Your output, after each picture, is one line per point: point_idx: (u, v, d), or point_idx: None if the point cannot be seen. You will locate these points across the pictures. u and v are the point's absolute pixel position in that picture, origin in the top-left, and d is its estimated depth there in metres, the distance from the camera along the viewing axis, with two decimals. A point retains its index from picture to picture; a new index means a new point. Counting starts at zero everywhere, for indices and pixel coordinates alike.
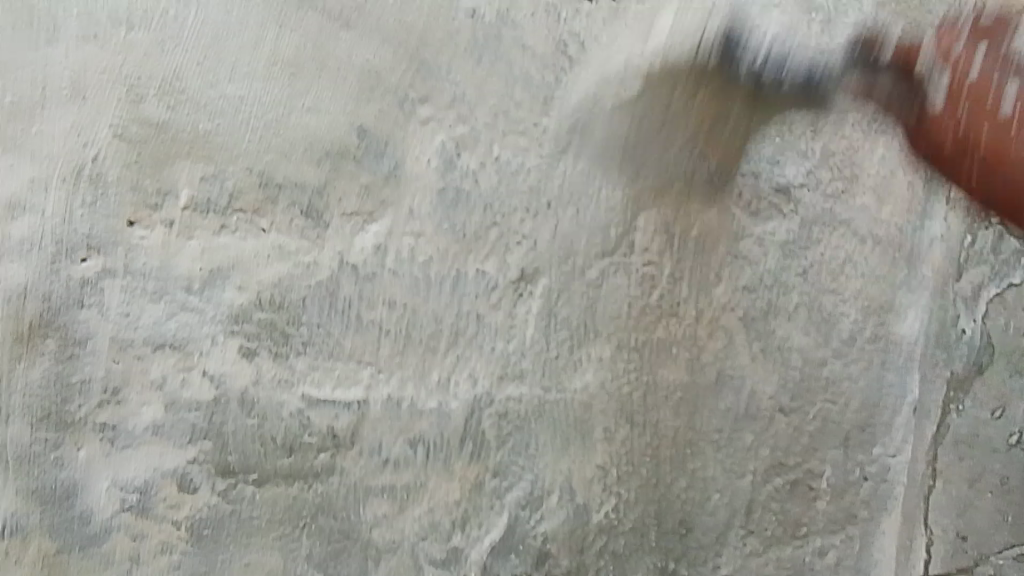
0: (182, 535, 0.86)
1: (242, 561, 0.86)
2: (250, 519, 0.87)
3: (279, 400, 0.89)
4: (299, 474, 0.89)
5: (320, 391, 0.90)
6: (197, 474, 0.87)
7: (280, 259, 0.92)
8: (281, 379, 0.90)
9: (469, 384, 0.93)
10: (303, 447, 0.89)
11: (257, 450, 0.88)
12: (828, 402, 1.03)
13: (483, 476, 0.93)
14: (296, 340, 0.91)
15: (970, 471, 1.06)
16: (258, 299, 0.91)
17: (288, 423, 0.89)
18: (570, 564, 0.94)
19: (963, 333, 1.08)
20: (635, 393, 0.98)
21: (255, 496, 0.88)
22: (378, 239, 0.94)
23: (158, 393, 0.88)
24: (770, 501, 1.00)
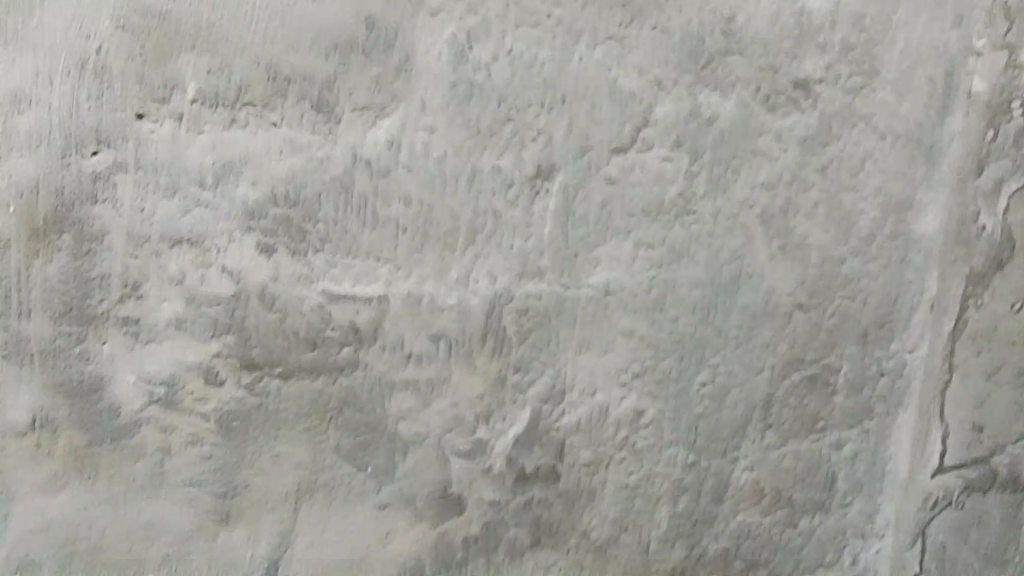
0: (210, 427, 0.91)
1: (272, 453, 0.93)
2: (278, 411, 0.92)
3: (298, 295, 0.91)
4: (323, 369, 0.92)
5: (341, 287, 0.92)
6: (222, 368, 0.91)
7: (292, 155, 0.90)
8: (301, 276, 0.91)
9: (488, 280, 0.95)
10: (326, 342, 0.92)
11: (281, 345, 0.91)
12: (846, 299, 1.06)
13: (505, 372, 0.97)
14: (314, 237, 0.91)
15: (988, 364, 1.08)
16: (273, 195, 0.90)
17: (310, 319, 0.92)
18: (591, 456, 1.02)
19: (983, 229, 1.05)
20: (653, 291, 1.00)
21: (280, 391, 0.92)
22: (391, 134, 0.91)
23: (177, 289, 0.90)
24: (788, 396, 1.06)
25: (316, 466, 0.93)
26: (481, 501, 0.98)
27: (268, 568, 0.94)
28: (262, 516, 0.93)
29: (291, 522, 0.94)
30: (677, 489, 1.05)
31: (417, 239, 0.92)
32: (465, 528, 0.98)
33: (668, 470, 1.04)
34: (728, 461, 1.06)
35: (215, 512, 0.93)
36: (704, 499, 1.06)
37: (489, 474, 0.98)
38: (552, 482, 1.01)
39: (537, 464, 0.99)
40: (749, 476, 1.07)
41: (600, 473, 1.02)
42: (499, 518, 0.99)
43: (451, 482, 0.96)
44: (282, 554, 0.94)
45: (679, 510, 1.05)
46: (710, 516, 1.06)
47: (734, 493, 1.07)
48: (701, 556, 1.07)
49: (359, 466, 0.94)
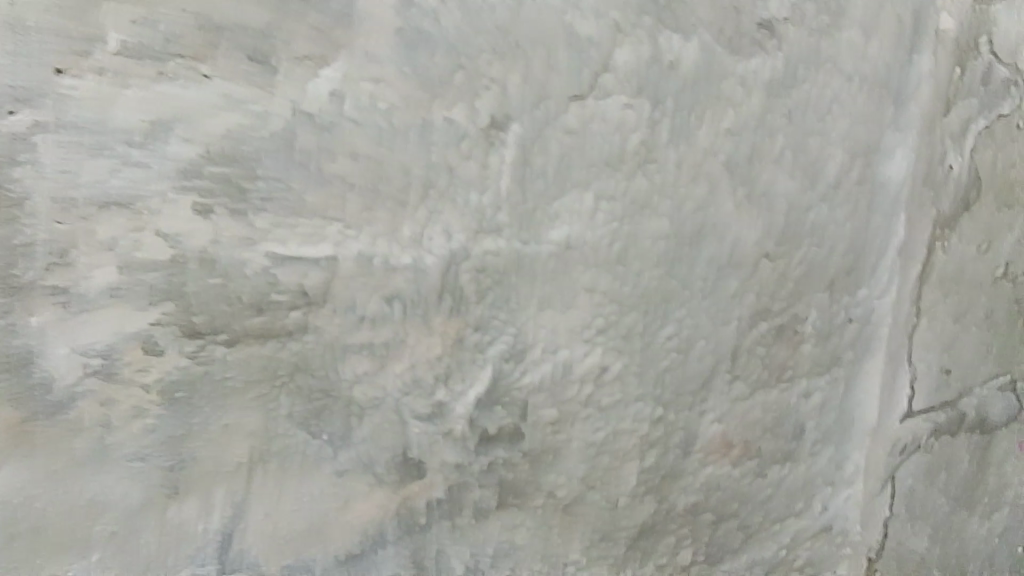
0: (154, 399, 0.81)
1: (220, 422, 0.84)
2: (226, 378, 0.83)
3: (241, 259, 0.81)
4: (271, 333, 0.84)
5: (284, 249, 0.83)
6: (162, 338, 0.80)
7: (228, 110, 0.78)
8: (242, 238, 0.81)
9: (444, 238, 0.90)
10: (273, 306, 0.84)
11: (225, 311, 0.82)
12: (814, 246, 1.08)
13: (464, 331, 0.94)
14: (254, 196, 0.81)
15: (955, 309, 1.15)
16: (208, 153, 0.78)
17: (253, 283, 0.82)
18: (555, 414, 1.01)
19: (950, 171, 1.10)
20: (616, 245, 0.98)
21: (226, 358, 0.83)
22: (334, 85, 0.82)
23: (112, 255, 0.77)
24: (756, 347, 1.09)
25: (270, 433, 0.87)
26: (444, 464, 0.97)
27: (223, 540, 0.87)
28: (215, 487, 0.86)
29: (246, 491, 0.87)
30: (645, 445, 1.06)
31: (367, 195, 0.85)
32: (427, 491, 0.96)
33: (636, 425, 1.04)
34: (695, 414, 1.08)
35: (162, 486, 0.83)
36: (673, 453, 1.07)
37: (450, 437, 0.96)
38: (516, 442, 1.00)
39: (500, 425, 0.98)
40: (716, 428, 1.09)
41: (566, 431, 1.02)
42: (461, 480, 0.98)
43: (411, 446, 0.94)
44: (235, 526, 0.87)
45: (647, 466, 1.06)
46: (679, 470, 1.08)
47: (701, 446, 1.09)
48: (670, 510, 1.09)
49: (314, 433, 0.89)
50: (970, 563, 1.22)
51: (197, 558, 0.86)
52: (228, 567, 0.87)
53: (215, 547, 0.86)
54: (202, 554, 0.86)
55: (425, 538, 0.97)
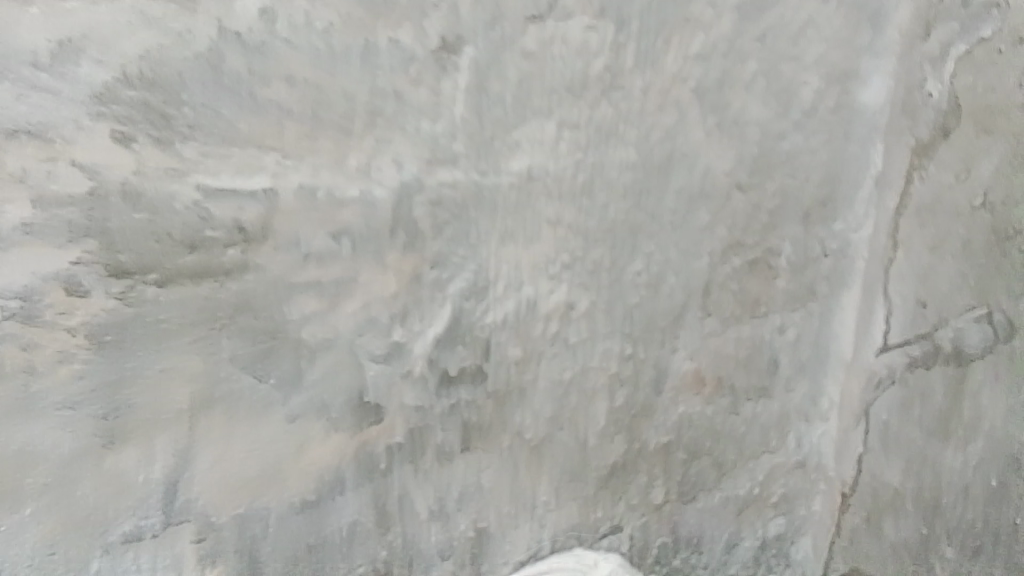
0: (81, 342, 0.79)
1: (157, 367, 0.82)
2: (158, 319, 0.81)
3: (169, 192, 0.79)
4: (208, 272, 0.82)
5: (217, 181, 0.80)
6: (85, 277, 0.78)
7: (144, 28, 0.76)
8: (169, 168, 0.79)
9: (394, 168, 0.86)
10: (207, 243, 0.81)
11: (154, 250, 0.80)
12: (788, 177, 1.03)
13: (421, 268, 0.90)
14: (179, 123, 0.78)
15: (933, 235, 1.05)
16: (125, 75, 0.76)
17: (184, 217, 0.80)
18: (519, 353, 0.97)
19: (930, 97, 1.02)
20: (580, 177, 0.94)
21: (159, 298, 0.81)
22: (264, 0, 0.78)
23: (22, 188, 0.75)
24: (728, 282, 1.05)
25: (211, 378, 0.84)
26: (403, 406, 0.93)
27: (166, 490, 0.84)
28: (155, 437, 0.83)
29: (188, 440, 0.84)
30: (615, 382, 1.02)
31: (304, 121, 0.82)
32: (387, 434, 0.93)
33: (605, 363, 1.01)
34: (666, 350, 1.04)
35: (97, 435, 0.81)
36: (643, 392, 1.04)
37: (409, 378, 0.92)
38: (479, 382, 0.96)
39: (461, 365, 0.94)
40: (689, 363, 1.06)
41: (532, 370, 0.98)
42: (423, 423, 0.94)
43: (368, 388, 0.90)
44: (180, 476, 0.85)
45: (617, 405, 1.03)
46: (650, 407, 1.05)
47: (673, 383, 1.06)
48: (642, 448, 1.06)
49: (259, 377, 0.86)
50: (945, 498, 1.09)
51: (141, 509, 0.84)
52: (174, 518, 0.85)
53: (159, 498, 0.84)
54: (147, 504, 0.84)
55: (386, 483, 0.93)
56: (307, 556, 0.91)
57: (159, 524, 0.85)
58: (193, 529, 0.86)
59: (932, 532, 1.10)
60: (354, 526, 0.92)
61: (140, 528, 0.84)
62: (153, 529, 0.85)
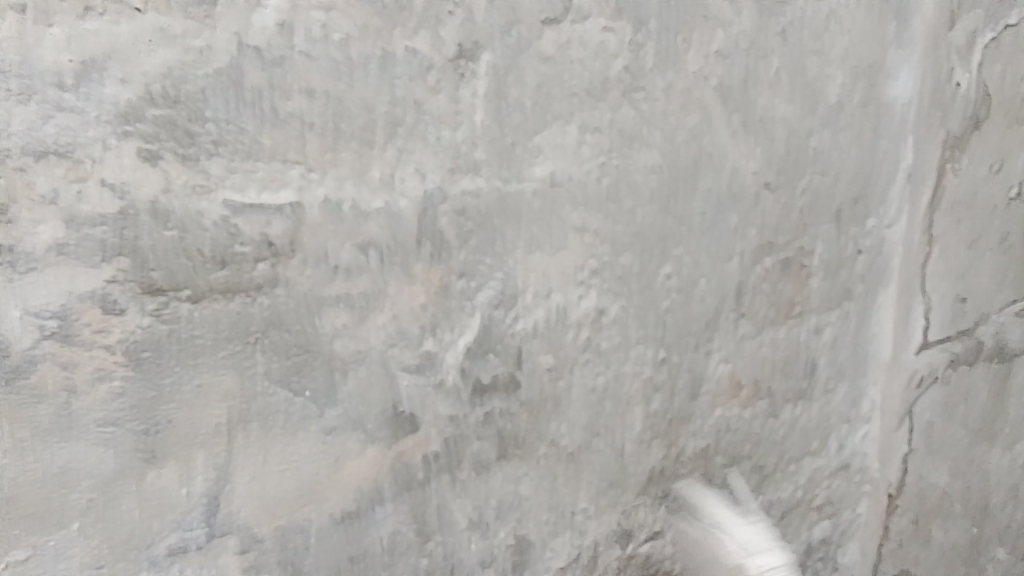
0: (119, 360, 0.78)
1: (194, 383, 0.81)
2: (193, 334, 0.80)
3: (198, 208, 0.78)
4: (238, 287, 0.81)
5: (244, 196, 0.80)
6: (120, 295, 0.77)
7: (166, 45, 0.74)
8: (196, 186, 0.78)
9: (417, 179, 0.86)
10: (236, 260, 0.81)
11: (185, 266, 0.79)
12: (817, 175, 1.03)
13: (449, 279, 0.90)
14: (204, 141, 0.77)
15: (971, 233, 1.10)
16: (149, 94, 0.75)
17: (214, 235, 0.79)
18: (551, 361, 0.97)
19: (958, 88, 1.05)
20: (604, 181, 0.94)
21: (192, 314, 0.80)
22: (281, 14, 0.78)
23: (53, 209, 0.73)
24: (761, 284, 1.04)
25: (246, 393, 0.84)
26: (438, 417, 0.93)
27: (208, 504, 0.84)
28: (195, 452, 0.82)
29: (228, 454, 0.84)
30: (650, 388, 1.02)
31: (328, 136, 0.82)
32: (422, 446, 0.93)
33: (639, 368, 1.01)
34: (700, 355, 1.03)
35: (139, 453, 0.80)
36: (679, 397, 1.03)
37: (442, 389, 0.92)
38: (512, 392, 0.96)
39: (494, 375, 0.95)
40: (724, 366, 1.05)
41: (565, 378, 0.98)
42: (457, 434, 0.94)
43: (402, 400, 0.91)
44: (223, 488, 0.84)
45: (653, 410, 1.03)
46: (686, 412, 1.04)
47: (710, 387, 1.05)
48: (679, 454, 1.05)
49: (295, 391, 0.86)
50: (994, 499, 1.19)
51: (184, 523, 0.83)
52: (217, 530, 0.85)
53: (202, 512, 0.83)
54: (189, 518, 0.83)
55: (425, 494, 0.94)
56: (349, 568, 0.91)
57: (203, 537, 0.84)
58: (236, 542, 0.86)
59: (983, 531, 1.20)
60: (394, 536, 0.93)
61: (184, 542, 0.84)
62: (196, 543, 0.84)
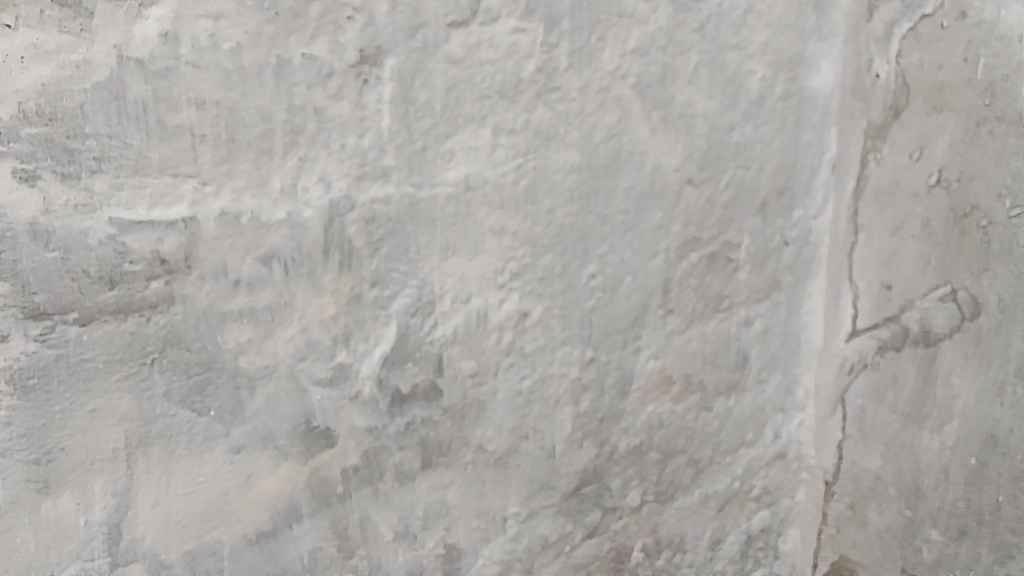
0: (6, 389, 0.82)
1: (87, 409, 0.84)
2: (83, 360, 0.83)
3: (81, 228, 0.81)
4: (129, 307, 0.83)
5: (131, 213, 0.82)
6: (4, 321, 0.81)
7: (36, 62, 0.79)
8: (78, 205, 0.81)
9: (322, 188, 0.86)
10: (127, 279, 0.83)
11: (71, 289, 0.82)
12: (740, 168, 1.01)
13: (360, 288, 0.89)
14: (85, 158, 0.80)
15: (891, 220, 1.02)
16: (23, 112, 0.79)
17: (101, 253, 0.82)
18: (473, 367, 0.95)
19: (877, 78, 1.01)
20: (520, 182, 0.93)
21: (80, 338, 0.83)
22: (163, 26, 0.80)
23: None
24: (688, 278, 1.02)
25: (146, 415, 0.85)
26: (355, 429, 0.91)
27: (109, 532, 0.85)
28: (89, 480, 0.85)
29: (127, 480, 0.85)
30: (579, 389, 1.00)
31: (221, 147, 0.83)
32: (339, 459, 0.91)
33: (566, 369, 0.99)
34: (629, 352, 1.01)
35: (30, 482, 0.83)
36: (608, 395, 1.01)
37: (358, 400, 0.91)
38: (433, 399, 0.94)
39: (413, 383, 0.93)
40: (654, 363, 1.03)
41: (489, 383, 0.96)
42: (377, 445, 0.92)
43: (315, 413, 0.90)
44: (123, 516, 0.86)
45: (583, 409, 1.00)
46: (617, 411, 1.02)
47: (640, 383, 1.03)
48: (612, 453, 1.03)
49: (197, 411, 0.86)
50: (923, 481, 1.05)
51: (85, 551, 0.85)
52: (122, 559, 0.86)
53: (102, 540, 0.85)
54: (90, 546, 0.85)
55: (345, 509, 0.92)
56: None
57: (106, 565, 0.86)
58: (143, 570, 0.87)
59: (915, 514, 1.06)
60: (314, 553, 0.92)
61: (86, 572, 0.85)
62: (100, 572, 0.86)
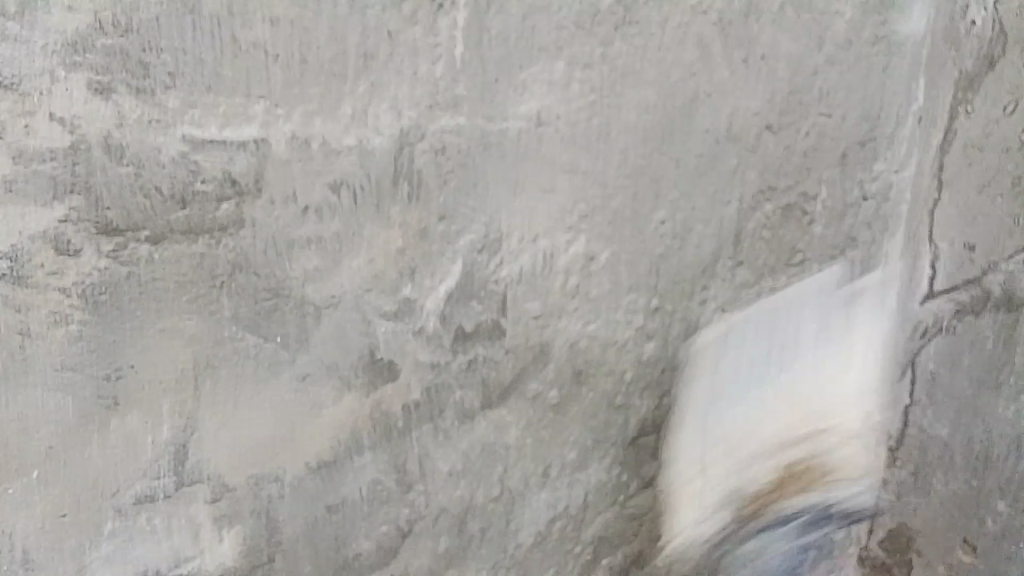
0: (75, 304, 0.79)
1: (157, 328, 0.82)
2: (153, 281, 0.81)
3: (153, 143, 0.77)
4: (201, 229, 0.81)
5: (204, 131, 0.79)
6: (73, 234, 0.77)
7: None
8: (151, 119, 0.77)
9: (393, 116, 0.84)
10: (198, 197, 0.80)
11: (141, 204, 0.79)
12: (823, 116, 0.97)
13: (428, 222, 0.88)
14: (159, 72, 0.76)
15: (981, 176, 0.98)
16: (97, 20, 0.73)
17: (171, 171, 0.79)
18: (539, 309, 0.94)
19: (973, 26, 0.94)
20: (594, 120, 0.91)
21: (152, 257, 0.80)
22: None
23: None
24: (760, 230, 0.99)
25: (213, 338, 0.84)
26: (418, 363, 0.92)
27: (176, 451, 0.85)
28: (160, 399, 0.84)
29: (194, 401, 0.85)
30: (641, 336, 0.98)
31: (292, 69, 0.80)
32: (401, 395, 0.92)
33: (630, 317, 0.97)
34: (695, 303, 0.99)
35: (100, 398, 0.82)
36: (672, 346, 0.99)
37: (422, 335, 0.91)
38: (496, 339, 0.94)
39: (477, 322, 0.93)
40: (720, 316, 1.00)
41: (553, 325, 0.95)
42: (439, 381, 0.93)
43: (379, 346, 0.90)
44: (190, 437, 0.85)
45: (646, 356, 0.99)
46: (679, 361, 1.00)
47: (705, 334, 1.00)
48: (672, 402, 1.01)
49: (266, 337, 0.86)
50: (996, 449, 1.03)
51: (151, 470, 0.85)
52: (187, 479, 0.86)
53: (169, 460, 0.85)
54: (155, 467, 0.85)
55: (405, 443, 0.93)
56: (326, 517, 0.91)
57: (171, 485, 0.86)
58: (207, 491, 0.87)
59: (983, 485, 1.05)
60: (373, 485, 0.93)
61: (153, 490, 0.85)
62: (165, 490, 0.86)
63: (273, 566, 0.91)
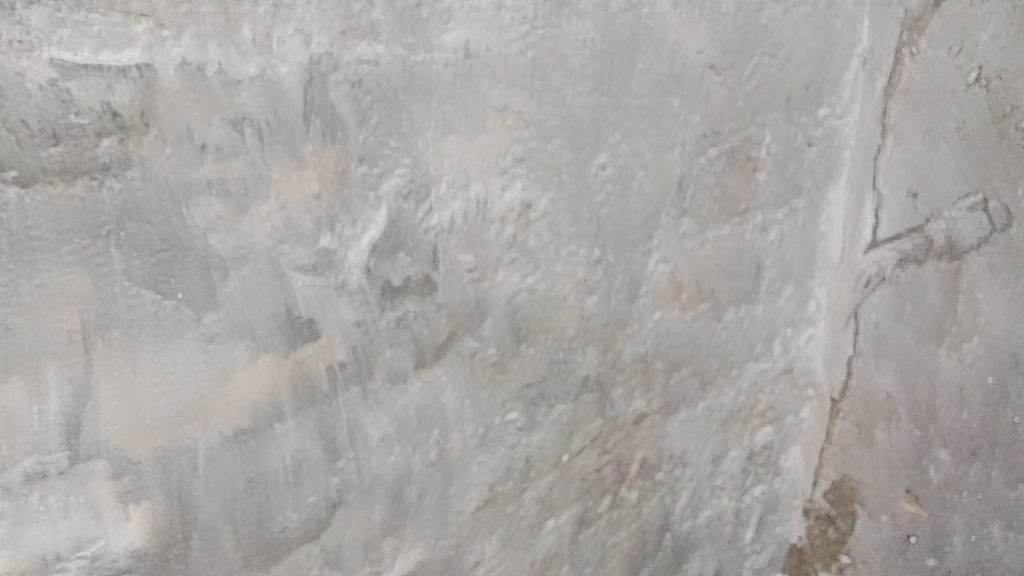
0: None
1: (33, 284, 0.82)
2: (26, 228, 0.82)
3: (18, 67, 0.81)
4: (78, 169, 0.83)
5: (73, 56, 0.80)
6: None
7: None
8: (15, 42, 0.80)
9: (300, 45, 0.82)
10: (76, 131, 0.83)
11: (7, 140, 0.83)
12: (767, 57, 0.90)
13: (346, 164, 0.85)
14: None
15: (925, 119, 0.93)
16: None
17: (38, 103, 0.83)
18: (474, 262, 0.87)
19: None
20: (528, 54, 0.86)
21: (21, 201, 0.82)
22: None
23: None
24: (704, 175, 0.90)
25: (102, 297, 0.83)
26: (342, 323, 0.86)
27: (67, 428, 0.82)
28: (42, 365, 0.82)
29: (84, 370, 0.82)
30: (584, 290, 0.89)
31: None
32: (325, 357, 0.86)
33: (571, 269, 0.89)
34: (640, 252, 0.89)
35: None
36: (616, 299, 0.89)
37: (345, 291, 0.86)
38: (429, 296, 0.87)
39: (405, 276, 0.87)
40: (664, 267, 0.90)
41: (489, 280, 0.88)
42: (366, 340, 0.86)
43: (297, 304, 0.86)
44: (82, 411, 0.83)
45: (588, 312, 0.89)
46: (623, 316, 0.89)
47: (650, 288, 0.90)
48: (617, 360, 0.89)
49: (164, 294, 0.84)
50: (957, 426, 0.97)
51: (41, 446, 0.82)
52: (82, 455, 0.83)
53: (61, 435, 0.82)
54: (46, 441, 0.82)
55: (332, 409, 0.85)
56: (246, 491, 0.85)
57: (64, 462, 0.83)
58: (108, 465, 0.83)
59: (950, 461, 0.97)
60: (298, 457, 0.85)
61: (43, 467, 0.82)
62: (57, 467, 0.82)
63: (190, 546, 0.84)
